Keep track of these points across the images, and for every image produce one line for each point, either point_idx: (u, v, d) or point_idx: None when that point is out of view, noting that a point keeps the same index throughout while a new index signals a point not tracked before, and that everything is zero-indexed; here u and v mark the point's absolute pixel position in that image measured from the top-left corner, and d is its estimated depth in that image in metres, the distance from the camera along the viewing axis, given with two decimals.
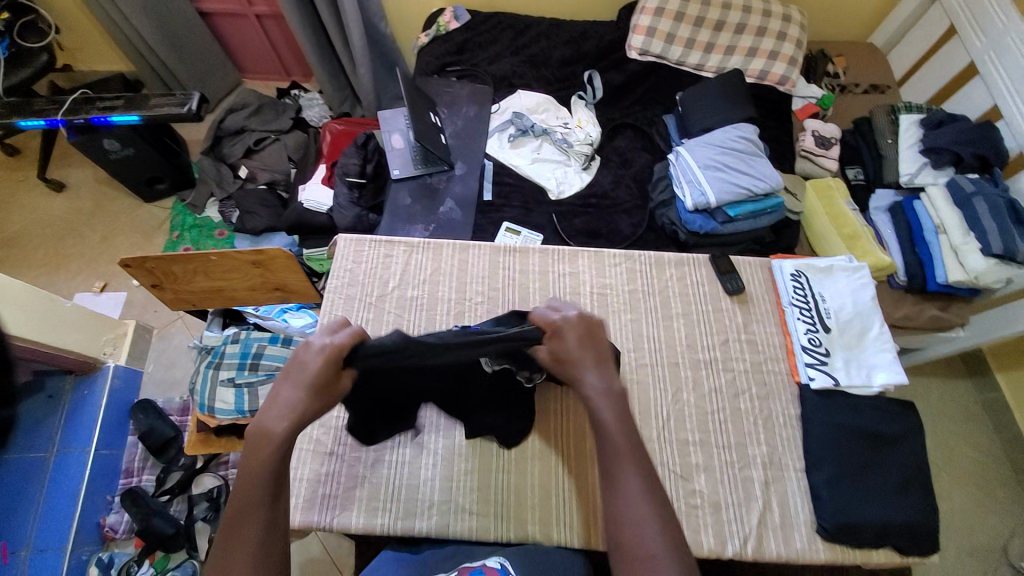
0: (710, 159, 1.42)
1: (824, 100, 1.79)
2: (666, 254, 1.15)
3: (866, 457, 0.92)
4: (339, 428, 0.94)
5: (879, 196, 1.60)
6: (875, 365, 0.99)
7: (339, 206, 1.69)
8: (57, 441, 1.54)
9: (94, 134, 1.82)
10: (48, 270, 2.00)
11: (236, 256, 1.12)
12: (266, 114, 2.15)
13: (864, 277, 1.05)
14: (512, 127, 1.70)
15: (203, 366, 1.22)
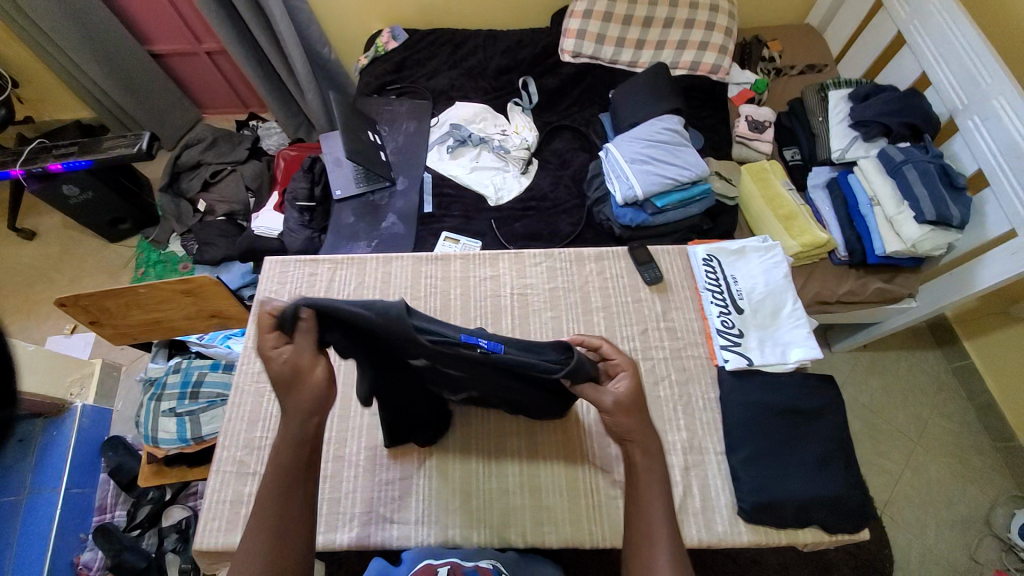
0: (637, 153, 1.44)
1: (758, 85, 1.80)
2: (586, 250, 1.17)
3: (783, 433, 0.93)
4: (261, 447, 0.96)
5: (815, 173, 1.61)
6: (789, 342, 1.00)
7: (290, 230, 1.73)
8: (29, 482, 1.54)
9: (53, 181, 1.88)
10: (18, 317, 2.04)
11: (165, 287, 1.16)
12: (221, 147, 2.19)
13: (776, 256, 1.08)
14: (450, 138, 1.73)
15: (146, 399, 1.24)
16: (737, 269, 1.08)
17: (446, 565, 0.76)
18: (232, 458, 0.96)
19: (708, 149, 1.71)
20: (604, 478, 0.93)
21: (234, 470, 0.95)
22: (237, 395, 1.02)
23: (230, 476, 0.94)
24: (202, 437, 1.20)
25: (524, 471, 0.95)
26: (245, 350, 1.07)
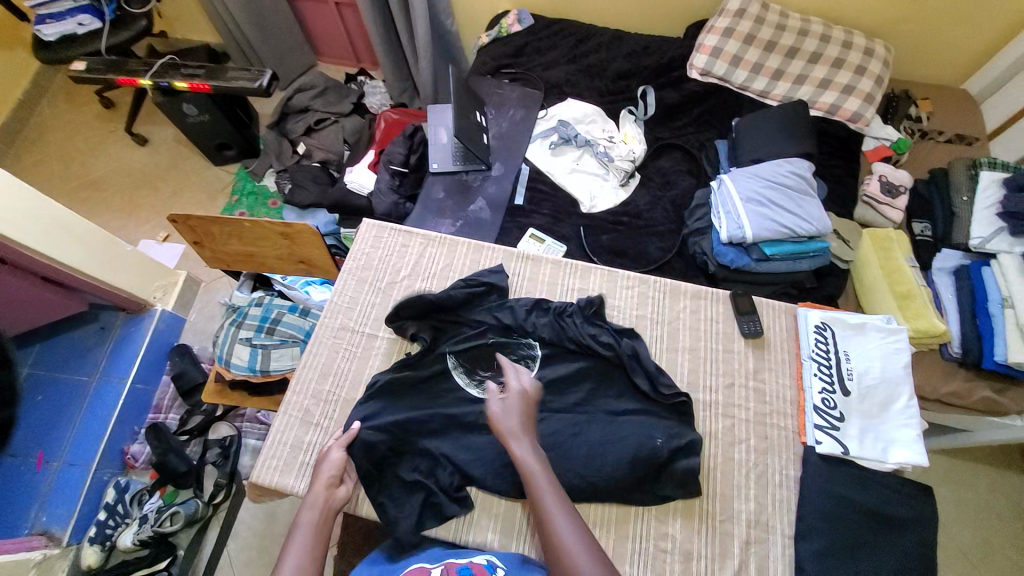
0: (755, 192, 1.34)
1: (899, 144, 1.63)
2: (686, 287, 1.11)
3: (865, 536, 0.87)
4: (327, 402, 1.01)
5: (944, 256, 1.44)
6: (892, 440, 0.93)
7: (379, 191, 1.73)
8: (102, 365, 1.63)
9: (175, 99, 1.99)
10: (122, 217, 2.17)
11: (268, 226, 1.22)
12: (330, 96, 2.24)
13: (899, 343, 0.99)
14: (555, 134, 1.69)
15: (227, 324, 1.31)
16: (851, 345, 1.00)
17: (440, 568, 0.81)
18: (297, 404, 1.01)
19: (828, 202, 1.57)
20: (657, 529, 0.91)
21: (299, 417, 0.99)
22: (314, 346, 1.06)
23: (294, 422, 0.99)
24: (269, 371, 1.24)
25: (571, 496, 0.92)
26: (329, 304, 1.11)
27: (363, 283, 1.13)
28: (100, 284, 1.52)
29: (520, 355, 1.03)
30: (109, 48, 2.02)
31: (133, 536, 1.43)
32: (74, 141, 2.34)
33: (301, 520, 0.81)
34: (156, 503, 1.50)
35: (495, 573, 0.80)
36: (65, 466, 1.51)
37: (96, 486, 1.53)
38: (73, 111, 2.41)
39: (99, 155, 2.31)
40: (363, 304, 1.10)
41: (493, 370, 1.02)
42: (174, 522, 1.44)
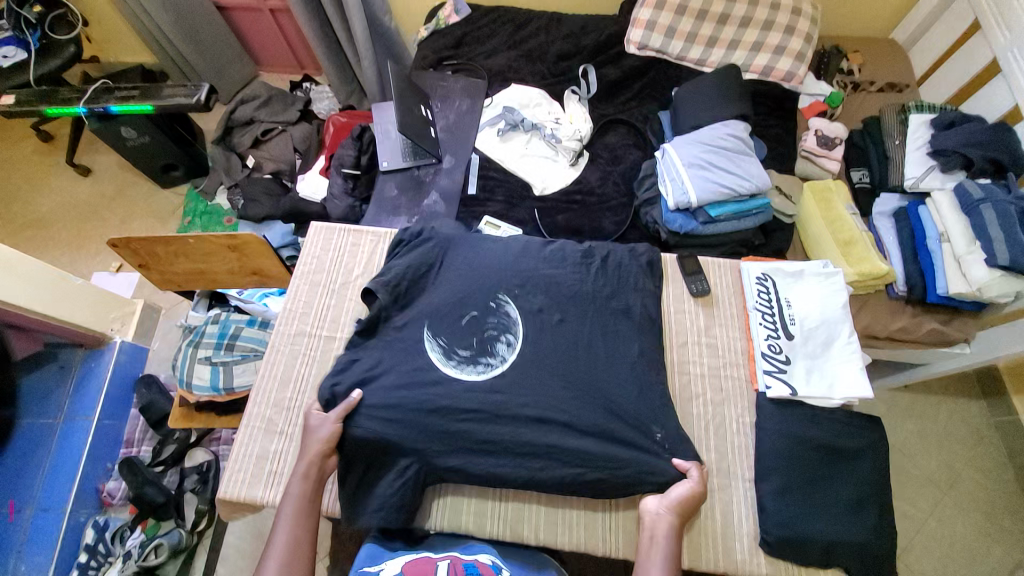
0: (695, 157, 1.38)
1: (832, 98, 1.69)
2: (641, 260, 1.11)
3: (821, 469, 0.91)
4: (290, 408, 1.01)
5: (883, 200, 1.51)
6: (837, 376, 0.98)
7: (333, 196, 1.70)
8: (65, 408, 1.56)
9: (112, 122, 1.90)
10: (70, 251, 2.07)
11: (212, 241, 1.22)
12: (274, 106, 2.18)
13: (836, 285, 1.05)
14: (502, 121, 1.69)
15: (185, 345, 1.29)
16: (793, 292, 1.06)
17: (447, 560, 0.84)
18: (260, 415, 1.01)
19: (770, 161, 1.62)
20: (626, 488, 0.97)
21: (262, 427, 0.99)
22: (271, 354, 1.06)
23: (258, 432, 0.99)
24: (233, 388, 1.23)
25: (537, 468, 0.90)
26: (283, 311, 1.10)
27: (315, 286, 1.12)
28: (51, 321, 1.45)
29: (504, 331, 0.98)
30: (37, 79, 1.90)
31: (118, 572, 1.39)
32: (11, 179, 2.23)
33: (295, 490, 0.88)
34: (138, 539, 1.45)
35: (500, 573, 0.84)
36: (38, 512, 1.44)
37: (74, 527, 1.45)
38: (8, 149, 2.30)
39: (39, 190, 2.21)
40: (315, 308, 1.09)
41: (473, 348, 0.97)
42: (158, 554, 1.40)
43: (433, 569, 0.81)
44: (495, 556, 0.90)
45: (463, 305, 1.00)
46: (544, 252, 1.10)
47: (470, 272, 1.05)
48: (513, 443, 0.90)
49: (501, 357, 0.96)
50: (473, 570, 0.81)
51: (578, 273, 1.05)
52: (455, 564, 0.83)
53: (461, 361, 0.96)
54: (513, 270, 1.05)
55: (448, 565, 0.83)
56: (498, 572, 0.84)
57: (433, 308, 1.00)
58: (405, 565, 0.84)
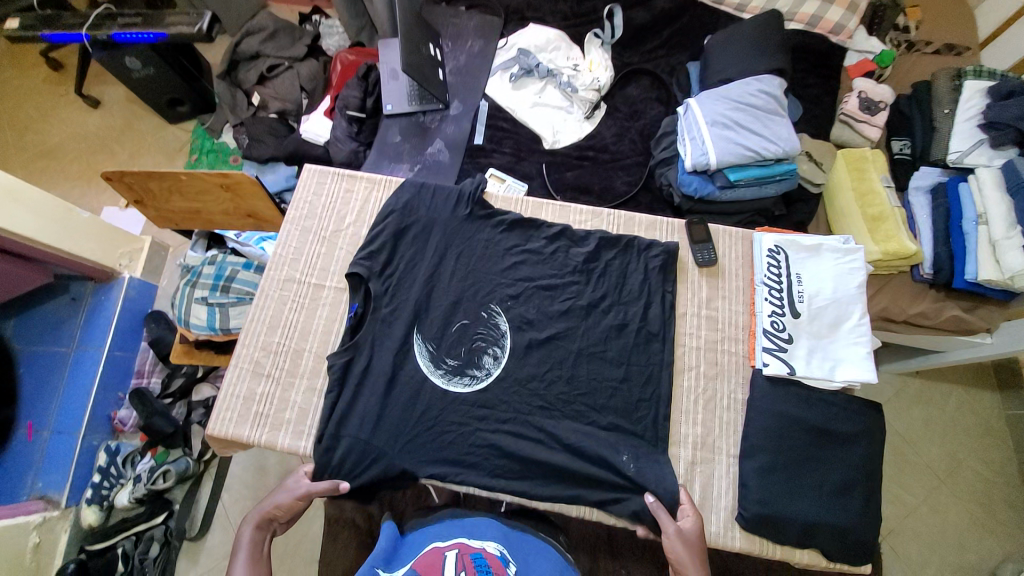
0: (719, 114, 1.27)
1: (883, 56, 1.52)
2: (653, 262, 1.01)
3: (810, 451, 0.89)
4: (277, 353, 1.01)
5: (922, 174, 1.37)
6: (841, 359, 0.93)
7: (336, 139, 1.62)
8: (77, 337, 1.59)
9: (117, 52, 1.82)
10: (81, 184, 2.07)
11: (205, 179, 1.19)
12: (282, 40, 2.06)
13: (855, 262, 0.97)
14: (516, 65, 1.57)
15: (183, 284, 1.29)
16: (806, 267, 0.99)
17: (455, 549, 0.80)
18: (247, 357, 1.01)
19: (803, 124, 1.48)
20: None
21: (249, 369, 1.00)
22: (261, 298, 1.05)
23: (245, 373, 1.00)
24: (229, 330, 1.24)
25: (518, 427, 0.91)
26: (273, 256, 1.08)
27: (307, 232, 1.09)
28: (59, 253, 1.44)
29: (492, 342, 0.96)
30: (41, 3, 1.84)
31: (128, 494, 1.47)
32: (21, 108, 2.20)
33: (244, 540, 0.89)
34: (148, 464, 1.53)
35: (508, 567, 0.79)
36: (54, 434, 1.50)
37: (87, 450, 1.51)
38: (16, 76, 2.26)
39: (49, 120, 2.18)
40: (303, 255, 1.07)
41: (461, 359, 0.95)
42: (167, 479, 1.47)
43: (441, 566, 0.76)
44: (501, 542, 0.85)
45: (454, 310, 0.98)
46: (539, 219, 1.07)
47: (466, 270, 1.01)
48: (501, 390, 0.94)
49: (487, 372, 0.95)
50: (484, 565, 0.76)
51: (578, 246, 1.03)
52: (463, 556, 0.78)
53: (448, 372, 0.94)
54: (510, 274, 1.01)
55: (456, 557, 0.78)
56: (506, 564, 0.80)
57: (423, 308, 0.98)
58: (414, 562, 0.80)
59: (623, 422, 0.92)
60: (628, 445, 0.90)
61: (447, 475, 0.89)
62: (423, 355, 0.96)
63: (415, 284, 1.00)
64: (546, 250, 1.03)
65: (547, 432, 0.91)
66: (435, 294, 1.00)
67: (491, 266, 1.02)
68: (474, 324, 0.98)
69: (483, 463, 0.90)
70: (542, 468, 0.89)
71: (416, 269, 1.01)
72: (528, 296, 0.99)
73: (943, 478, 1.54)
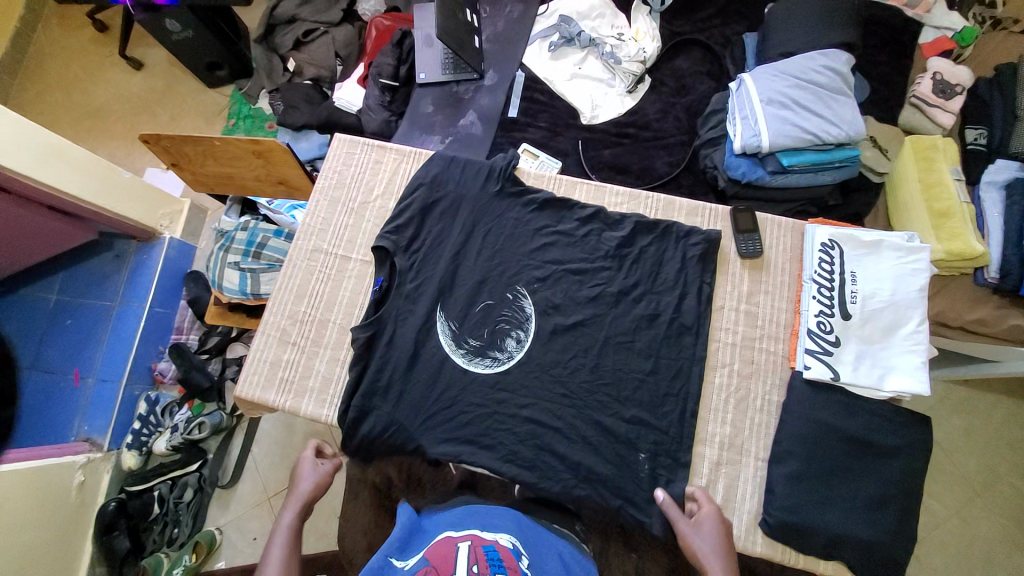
0: (776, 92, 1.16)
1: (964, 35, 1.36)
2: (691, 251, 0.95)
3: (847, 461, 0.83)
4: (303, 322, 1.01)
5: (997, 167, 1.23)
6: (893, 366, 0.86)
7: (368, 108, 1.59)
8: (120, 293, 1.65)
9: (158, 14, 1.83)
10: (126, 145, 2.13)
11: (238, 145, 1.19)
12: (318, 3, 2.01)
13: (919, 262, 0.88)
14: (556, 34, 1.49)
15: (216, 248, 1.31)
16: (861, 266, 0.91)
17: (467, 542, 0.74)
18: (274, 324, 1.02)
19: (869, 105, 1.35)
20: None
21: (276, 336, 1.01)
22: (288, 267, 1.05)
23: (272, 340, 1.01)
24: (259, 295, 1.27)
25: (536, 413, 0.89)
26: (302, 225, 1.07)
27: (335, 202, 1.08)
28: (102, 212, 1.48)
29: (515, 326, 0.94)
30: None
31: (165, 442, 1.54)
32: (71, 67, 2.26)
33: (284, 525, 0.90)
34: (185, 415, 1.60)
35: (521, 561, 0.72)
36: (98, 382, 1.58)
37: (129, 399, 1.60)
38: (66, 37, 2.31)
39: (97, 80, 2.24)
40: (331, 225, 1.06)
41: (483, 340, 0.93)
42: (202, 431, 1.54)
43: (453, 560, 0.68)
44: (515, 536, 0.79)
45: (478, 290, 0.96)
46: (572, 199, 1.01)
47: (493, 250, 0.98)
48: (522, 374, 0.91)
49: (509, 355, 0.92)
50: (496, 560, 0.69)
51: (611, 229, 0.98)
52: (476, 549, 0.70)
53: (470, 352, 0.93)
54: (538, 256, 0.97)
55: (468, 551, 0.70)
56: (519, 558, 0.73)
57: (447, 286, 0.96)
58: (425, 554, 0.74)
59: (647, 416, 0.88)
60: (651, 440, 0.87)
61: (463, 456, 0.88)
62: (446, 334, 0.94)
63: (441, 262, 0.97)
64: (578, 233, 0.98)
65: (567, 420, 0.89)
66: (460, 273, 0.97)
67: (519, 246, 0.98)
68: (499, 306, 0.95)
69: (499, 446, 0.89)
70: (559, 456, 0.87)
71: (443, 246, 0.98)
72: (556, 280, 0.95)
73: (989, 495, 1.43)
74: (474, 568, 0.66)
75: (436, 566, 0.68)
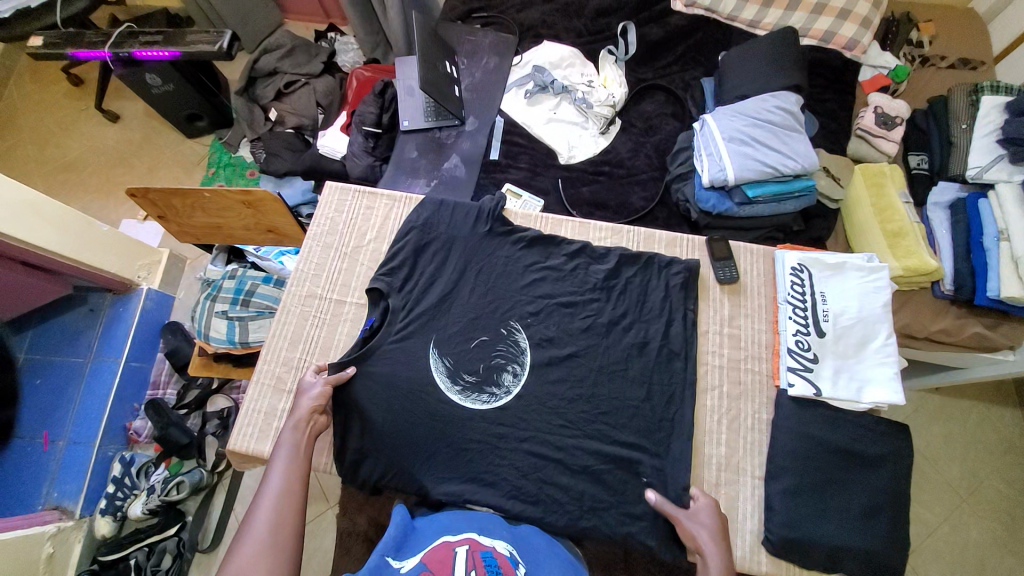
0: (737, 130, 1.27)
1: (898, 72, 1.52)
2: (674, 280, 1.01)
3: (837, 473, 0.87)
4: (299, 368, 1.01)
5: (941, 189, 1.36)
6: (868, 379, 0.91)
7: (352, 154, 1.63)
8: (95, 348, 1.60)
9: (137, 68, 1.86)
10: (102, 197, 2.10)
11: (228, 196, 1.21)
12: (298, 57, 2.09)
13: (879, 280, 0.96)
14: (531, 82, 1.59)
15: (203, 298, 1.31)
16: (829, 286, 0.98)
17: (465, 546, 0.72)
18: (269, 372, 1.01)
19: (819, 138, 1.48)
20: None
21: (271, 384, 1.00)
22: (282, 314, 1.05)
23: (267, 389, 1.00)
24: (248, 343, 1.25)
25: (537, 446, 0.91)
26: (295, 272, 1.09)
27: (328, 248, 1.10)
28: (76, 264, 1.45)
29: (511, 360, 0.96)
30: (64, 20, 1.90)
31: (142, 506, 1.47)
32: (45, 123, 2.25)
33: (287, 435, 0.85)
34: (162, 475, 1.52)
35: (519, 569, 0.71)
36: (70, 444, 1.50)
37: (102, 460, 1.53)
38: (41, 93, 2.31)
39: (72, 134, 2.23)
40: (325, 271, 1.08)
41: (479, 376, 0.95)
42: (180, 491, 1.47)
43: (451, 563, 0.67)
44: (511, 545, 0.77)
45: (474, 328, 0.98)
46: (559, 236, 1.06)
47: (485, 288, 1.01)
48: (520, 408, 0.93)
49: (506, 389, 0.94)
50: (495, 565, 0.68)
51: (598, 263, 1.03)
52: (474, 553, 0.70)
53: (466, 388, 0.94)
54: (530, 292, 1.01)
55: (466, 554, 0.69)
56: (516, 565, 0.72)
57: (441, 326, 0.98)
58: (422, 558, 0.70)
59: (645, 442, 0.91)
60: (651, 465, 0.89)
61: (467, 495, 0.89)
62: (442, 373, 0.95)
63: (436, 304, 1.00)
64: (563, 268, 1.03)
65: (567, 451, 0.90)
66: (456, 309, 1.00)
67: (512, 283, 1.02)
68: (497, 343, 0.97)
69: (502, 483, 0.89)
70: (563, 487, 0.88)
71: (438, 285, 1.01)
72: (548, 314, 0.99)
73: (971, 498, 1.48)
74: (473, 572, 0.65)
75: (434, 568, 0.66)
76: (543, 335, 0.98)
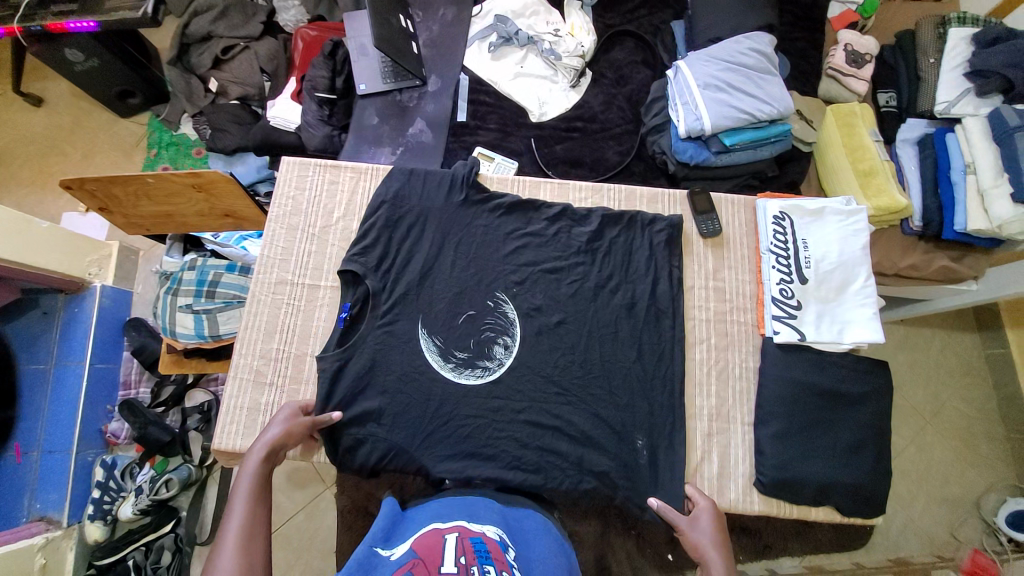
0: (712, 76, 1.23)
1: (866, 6, 1.47)
2: (658, 238, 1.00)
3: (822, 414, 0.90)
4: (278, 360, 0.96)
5: (910, 126, 1.37)
6: (849, 321, 0.94)
7: (307, 124, 1.50)
8: (55, 353, 1.49)
9: (53, 43, 1.65)
10: (35, 190, 1.91)
11: (175, 180, 1.11)
12: (234, 18, 1.87)
13: (857, 222, 0.97)
14: (494, 34, 1.48)
15: (163, 292, 1.22)
16: (810, 232, 0.98)
17: (455, 533, 0.69)
18: (246, 367, 0.96)
19: (792, 80, 1.45)
20: None
21: (250, 379, 0.95)
22: (252, 304, 0.99)
23: (246, 384, 0.95)
24: (219, 336, 1.19)
25: (533, 415, 0.90)
26: (260, 258, 1.02)
27: (294, 230, 1.03)
28: (18, 268, 1.33)
29: (501, 332, 0.94)
30: None
31: (131, 506, 1.42)
32: None
33: (245, 481, 0.77)
34: (147, 474, 1.48)
35: (509, 553, 0.69)
36: (45, 454, 1.43)
37: (82, 466, 1.46)
38: None
39: None
40: (293, 255, 1.01)
41: (470, 351, 0.93)
42: (170, 488, 1.43)
43: (440, 551, 0.64)
44: (501, 529, 0.75)
45: (459, 302, 0.95)
46: (538, 201, 1.02)
47: (467, 260, 0.97)
48: (513, 380, 0.92)
49: (498, 362, 0.93)
50: (485, 550, 0.65)
51: (581, 226, 1.00)
52: (463, 541, 0.67)
53: (458, 365, 0.92)
54: (514, 260, 0.98)
55: (456, 541, 0.67)
56: (506, 549, 0.70)
57: (424, 303, 0.94)
58: (411, 544, 0.69)
59: (640, 402, 0.92)
60: (646, 422, 0.91)
61: (468, 470, 0.88)
62: (432, 350, 0.93)
63: (417, 282, 0.95)
64: (544, 233, 0.99)
65: (564, 418, 0.90)
66: (438, 285, 0.96)
67: (494, 253, 0.98)
68: (486, 314, 0.95)
69: (502, 455, 0.89)
70: (562, 454, 0.89)
71: (418, 260, 0.97)
72: (534, 282, 0.97)
73: (934, 418, 1.60)
74: (462, 561, 0.62)
75: (424, 557, 0.64)
76: (530, 304, 0.95)
